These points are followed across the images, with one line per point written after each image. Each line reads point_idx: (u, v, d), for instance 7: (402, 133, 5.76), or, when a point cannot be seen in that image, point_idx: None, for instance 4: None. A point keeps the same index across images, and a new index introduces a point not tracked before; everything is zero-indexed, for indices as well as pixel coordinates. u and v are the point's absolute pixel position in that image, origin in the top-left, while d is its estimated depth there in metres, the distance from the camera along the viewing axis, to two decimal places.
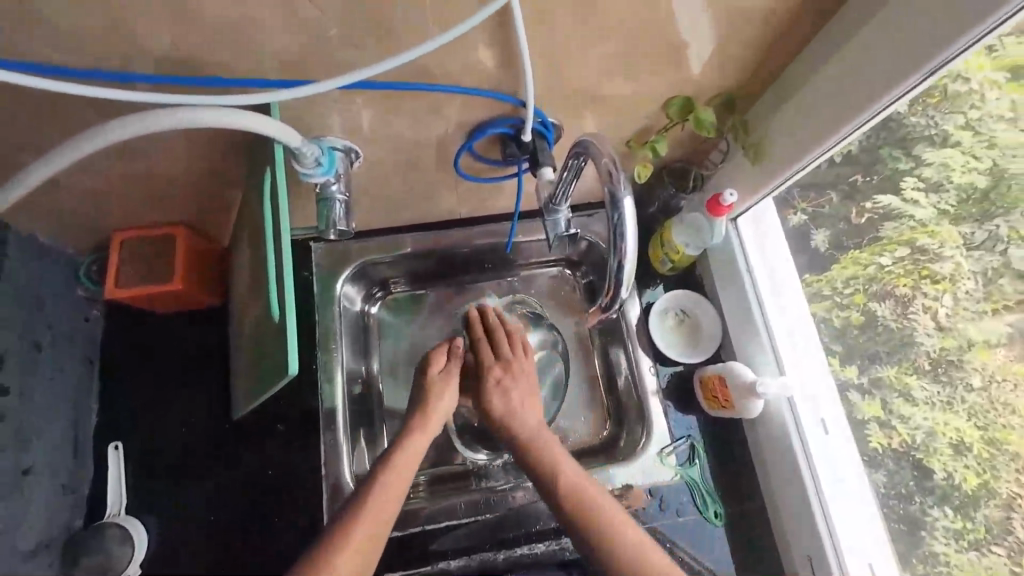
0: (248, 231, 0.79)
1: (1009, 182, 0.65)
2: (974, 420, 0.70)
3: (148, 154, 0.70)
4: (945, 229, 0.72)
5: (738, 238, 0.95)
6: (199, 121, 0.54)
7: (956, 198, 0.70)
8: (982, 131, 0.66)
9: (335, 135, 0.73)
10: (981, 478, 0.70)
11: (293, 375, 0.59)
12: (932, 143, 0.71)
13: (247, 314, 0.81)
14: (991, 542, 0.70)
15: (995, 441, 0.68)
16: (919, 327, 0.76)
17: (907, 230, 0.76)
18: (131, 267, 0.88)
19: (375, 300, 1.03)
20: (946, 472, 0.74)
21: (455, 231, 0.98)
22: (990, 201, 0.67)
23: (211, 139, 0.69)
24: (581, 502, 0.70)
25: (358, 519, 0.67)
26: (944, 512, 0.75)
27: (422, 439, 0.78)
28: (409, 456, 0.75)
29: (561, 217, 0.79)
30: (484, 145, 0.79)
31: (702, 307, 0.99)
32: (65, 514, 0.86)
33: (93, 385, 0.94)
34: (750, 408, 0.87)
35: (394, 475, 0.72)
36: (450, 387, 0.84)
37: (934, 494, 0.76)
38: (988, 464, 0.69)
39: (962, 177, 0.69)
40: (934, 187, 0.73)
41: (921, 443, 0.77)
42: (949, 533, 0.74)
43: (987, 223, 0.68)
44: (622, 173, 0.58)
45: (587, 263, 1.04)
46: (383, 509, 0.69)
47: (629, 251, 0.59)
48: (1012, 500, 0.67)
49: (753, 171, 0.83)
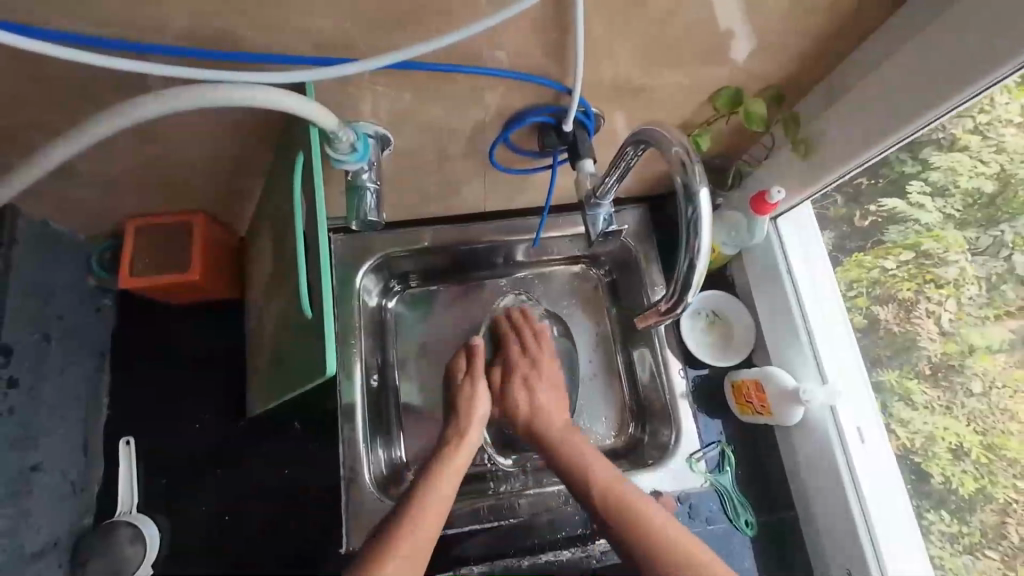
0: (269, 222, 0.75)
1: (1016, 187, 0.66)
2: (974, 425, 0.71)
3: (170, 137, 0.67)
4: (951, 234, 0.73)
5: (778, 238, 0.91)
6: (232, 100, 0.52)
7: (962, 204, 0.72)
8: (991, 136, 0.66)
9: (369, 120, 0.69)
10: (978, 482, 0.71)
11: (331, 376, 0.55)
12: (939, 147, 0.70)
13: (268, 308, 0.77)
14: (985, 547, 0.71)
15: (994, 447, 0.69)
16: (922, 332, 0.78)
17: (913, 234, 0.78)
18: (145, 255, 0.84)
19: (392, 295, 1.00)
20: (943, 477, 0.75)
21: (479, 226, 0.95)
22: (996, 207, 0.68)
23: (237, 122, 0.65)
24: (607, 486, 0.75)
25: (413, 528, 0.69)
26: (941, 516, 0.76)
27: (455, 469, 0.79)
28: (445, 478, 0.77)
29: (602, 213, 0.76)
30: (520, 135, 0.76)
31: (734, 310, 0.97)
32: (74, 513, 0.82)
33: (103, 377, 0.91)
34: (790, 416, 0.84)
35: (432, 504, 0.73)
36: (478, 393, 0.88)
37: (930, 499, 0.77)
38: (986, 469, 0.70)
39: (968, 183, 0.70)
40: (940, 192, 0.74)
41: (920, 447, 0.78)
42: (945, 537, 0.75)
43: (992, 229, 0.69)
44: (699, 163, 0.55)
45: (610, 262, 1.00)
46: (421, 533, 0.69)
47: (702, 247, 0.56)
48: (1008, 504, 0.68)
49: (799, 168, 0.80)
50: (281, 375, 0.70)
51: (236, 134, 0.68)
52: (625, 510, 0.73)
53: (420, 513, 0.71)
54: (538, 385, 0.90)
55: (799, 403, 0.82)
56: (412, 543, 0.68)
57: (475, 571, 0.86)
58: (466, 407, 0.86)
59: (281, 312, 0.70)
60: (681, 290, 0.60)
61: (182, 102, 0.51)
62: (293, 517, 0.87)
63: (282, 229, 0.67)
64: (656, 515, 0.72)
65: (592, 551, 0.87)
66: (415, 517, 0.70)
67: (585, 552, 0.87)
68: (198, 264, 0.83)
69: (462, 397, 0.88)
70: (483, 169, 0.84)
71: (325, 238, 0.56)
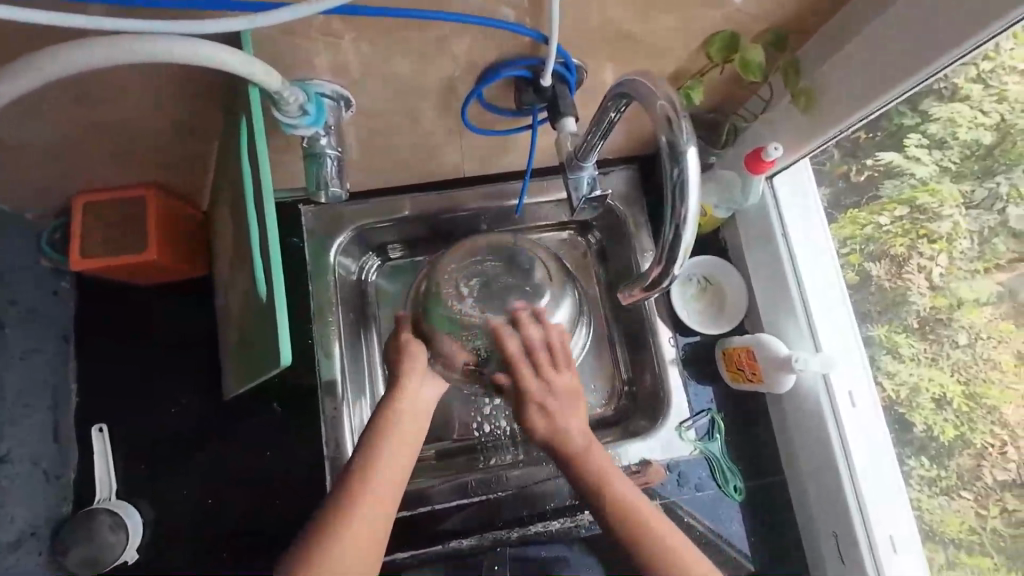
0: (226, 194, 0.70)
1: (1016, 137, 0.63)
2: (958, 376, 0.72)
3: (103, 97, 0.61)
4: (946, 187, 0.71)
5: (773, 199, 0.87)
6: (155, 54, 0.46)
7: (958, 155, 0.69)
8: (992, 84, 0.63)
9: (321, 79, 0.63)
10: (958, 430, 0.72)
11: (286, 365, 0.52)
12: (940, 98, 0.67)
13: (233, 287, 0.72)
14: (960, 488, 0.72)
15: (975, 396, 0.70)
16: (913, 287, 0.76)
17: (908, 188, 0.75)
18: (97, 233, 0.78)
19: (372, 269, 0.94)
20: (925, 425, 0.76)
21: (458, 192, 0.89)
22: (993, 158, 0.66)
23: (176, 79, 0.59)
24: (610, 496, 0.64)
25: (360, 495, 0.63)
26: (920, 461, 0.77)
27: (409, 434, 0.72)
28: (394, 441, 0.70)
29: (586, 176, 0.69)
30: (496, 91, 0.69)
31: (727, 276, 0.93)
32: (50, 502, 0.81)
33: (69, 363, 0.87)
34: (781, 383, 0.82)
35: (384, 466, 0.67)
36: (420, 356, 0.77)
37: (912, 446, 0.78)
38: (965, 417, 0.71)
39: (967, 134, 0.67)
40: (937, 143, 0.70)
41: (905, 398, 0.78)
42: (923, 481, 0.77)
43: (988, 181, 0.67)
44: (686, 119, 0.50)
45: (601, 227, 0.95)
46: (374, 507, 0.63)
47: (688, 213, 0.51)
48: (985, 449, 0.69)
49: (797, 122, 0.74)
50: (249, 359, 0.67)
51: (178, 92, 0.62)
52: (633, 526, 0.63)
53: (367, 471, 0.65)
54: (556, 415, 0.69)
55: (789, 370, 0.80)
56: (361, 524, 0.62)
57: (464, 543, 0.86)
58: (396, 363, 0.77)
59: (245, 295, 0.65)
60: (668, 257, 0.55)
61: (96, 57, 0.45)
62: (278, 500, 0.86)
63: (238, 205, 0.62)
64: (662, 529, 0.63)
65: (581, 521, 0.87)
66: (361, 491, 0.64)
67: (574, 522, 0.87)
68: (154, 241, 0.78)
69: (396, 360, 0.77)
70: (458, 131, 0.78)
71: (272, 212, 0.51)
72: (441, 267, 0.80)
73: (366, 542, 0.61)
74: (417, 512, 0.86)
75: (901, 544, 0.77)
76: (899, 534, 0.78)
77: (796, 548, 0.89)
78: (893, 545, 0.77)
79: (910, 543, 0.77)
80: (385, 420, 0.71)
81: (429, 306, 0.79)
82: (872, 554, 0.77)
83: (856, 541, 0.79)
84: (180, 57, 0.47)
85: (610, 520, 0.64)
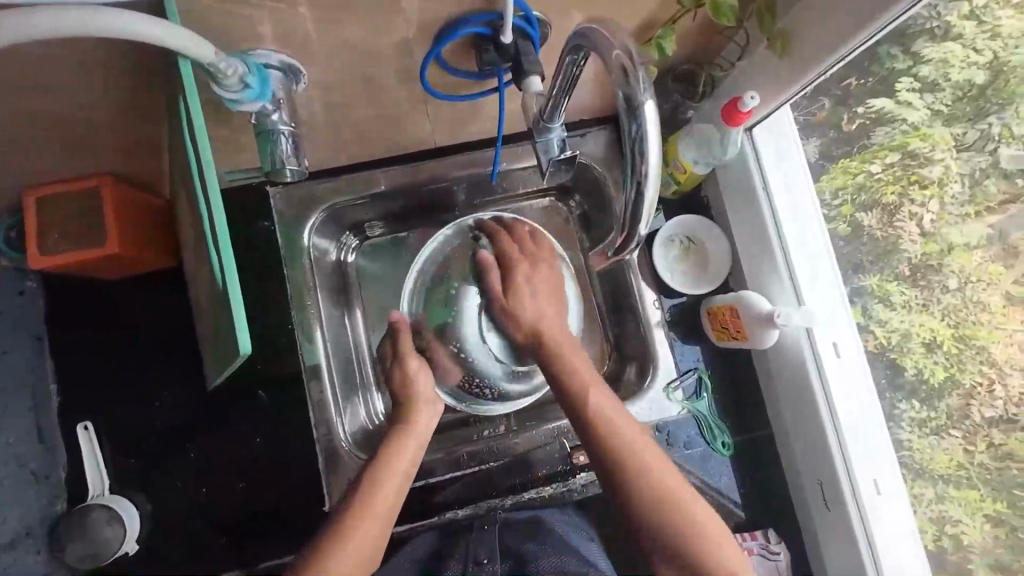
0: (181, 179, 0.67)
1: (1009, 75, 0.62)
2: (948, 319, 0.71)
3: (34, 82, 0.57)
4: (937, 131, 0.69)
5: (754, 150, 0.84)
6: (54, 27, 0.42)
7: (951, 97, 0.66)
8: (986, 20, 0.62)
9: (265, 48, 0.60)
10: (948, 371, 0.72)
11: (246, 355, 0.53)
12: (933, 37, 0.65)
13: (200, 275, 0.70)
14: (950, 427, 0.72)
15: (964, 338, 0.70)
16: (904, 235, 0.74)
17: (899, 135, 0.72)
18: (53, 227, 0.75)
19: (350, 248, 0.92)
20: (916, 369, 0.75)
21: (431, 162, 0.86)
22: (985, 98, 0.64)
23: (109, 55, 0.55)
24: (648, 478, 0.64)
25: (369, 505, 0.68)
26: (911, 404, 0.77)
27: (413, 444, 0.74)
28: (397, 453, 0.73)
29: (555, 137, 0.66)
30: (455, 51, 0.65)
31: (710, 235, 0.92)
32: (42, 502, 0.81)
33: (45, 363, 0.86)
34: (765, 338, 0.81)
35: (390, 480, 0.70)
36: (415, 372, 0.81)
37: (903, 391, 0.77)
38: (956, 358, 0.71)
39: (960, 75, 0.65)
40: (929, 86, 0.68)
41: (896, 344, 0.77)
42: (914, 423, 0.77)
43: (980, 122, 0.65)
44: (642, 68, 0.47)
45: (580, 191, 0.93)
46: (373, 521, 0.67)
47: (650, 170, 0.49)
48: (973, 389, 0.69)
49: (773, 68, 0.71)
50: (222, 350, 0.66)
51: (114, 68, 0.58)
52: (681, 519, 0.63)
53: (376, 484, 0.70)
54: (571, 367, 0.71)
55: (772, 326, 0.79)
56: (360, 537, 0.66)
57: (461, 514, 0.87)
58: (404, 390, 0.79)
59: (210, 284, 0.63)
60: (632, 219, 0.52)
61: None
62: (274, 483, 0.87)
63: (192, 191, 0.59)
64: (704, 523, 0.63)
65: (573, 485, 0.87)
66: (365, 506, 0.68)
67: (566, 486, 0.87)
68: (115, 233, 0.75)
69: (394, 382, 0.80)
70: (422, 99, 0.75)
71: (221, 206, 0.51)
72: (452, 263, 0.90)
73: (369, 546, 0.66)
74: (414, 485, 0.86)
75: (884, 485, 0.79)
76: (883, 477, 0.79)
77: (784, 497, 0.91)
78: (878, 490, 0.78)
79: (893, 481, 0.79)
80: (394, 435, 0.75)
81: (433, 308, 0.90)
82: (856, 501, 0.79)
83: (842, 495, 0.80)
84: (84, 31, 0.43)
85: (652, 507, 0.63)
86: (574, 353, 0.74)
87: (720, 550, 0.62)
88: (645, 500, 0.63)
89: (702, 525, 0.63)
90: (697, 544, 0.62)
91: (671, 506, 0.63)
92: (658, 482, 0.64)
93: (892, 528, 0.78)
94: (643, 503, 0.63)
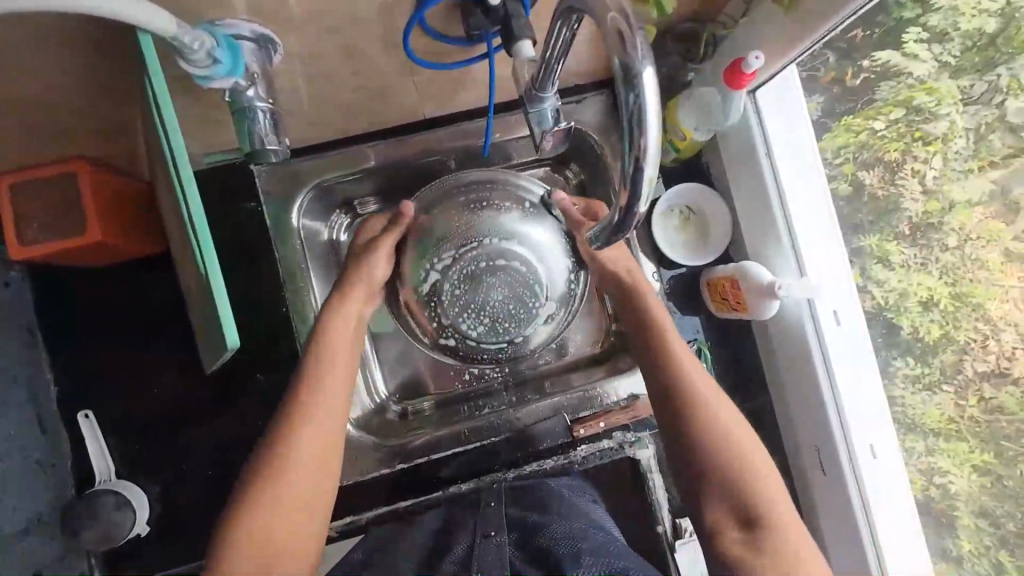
0: (158, 161, 0.65)
1: (1021, 21, 0.59)
2: (946, 278, 0.69)
3: None
4: (944, 84, 0.66)
5: (759, 119, 0.81)
6: None
7: (960, 48, 0.64)
8: None
9: (235, 19, 0.58)
10: (942, 329, 0.71)
11: (232, 345, 0.55)
12: None
13: (185, 261, 0.68)
14: (943, 383, 0.71)
15: (962, 296, 0.68)
16: (906, 194, 0.72)
17: (905, 89, 0.70)
18: (29, 215, 0.73)
19: (342, 227, 0.87)
20: (912, 327, 0.74)
21: (426, 135, 0.82)
22: (995, 48, 0.62)
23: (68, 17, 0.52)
24: (683, 376, 0.68)
25: (295, 445, 0.63)
26: (905, 361, 0.76)
27: (344, 357, 0.70)
28: (330, 373, 0.68)
29: (549, 107, 0.63)
30: (440, 18, 0.63)
31: (712, 203, 0.90)
32: (51, 488, 0.83)
33: (39, 354, 0.86)
34: (765, 310, 0.80)
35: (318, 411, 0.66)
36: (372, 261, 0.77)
37: (900, 347, 0.76)
38: (952, 316, 0.69)
39: (971, 23, 0.62)
40: (939, 37, 0.65)
41: (893, 303, 0.75)
42: (908, 378, 0.76)
43: (988, 74, 0.63)
44: (641, 34, 0.43)
45: (578, 160, 0.89)
46: (305, 463, 0.63)
47: (650, 143, 0.45)
48: (968, 345, 0.68)
49: (775, 22, 0.68)
50: (214, 338, 0.66)
51: (82, 19, 0.54)
52: (712, 417, 0.66)
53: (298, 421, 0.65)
54: (646, 313, 0.74)
55: (773, 298, 0.78)
56: (307, 446, 0.64)
57: (463, 488, 0.86)
58: (355, 275, 0.76)
59: (196, 275, 0.63)
60: (631, 195, 0.49)
61: None
62: None
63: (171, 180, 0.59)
64: (735, 421, 0.66)
65: (574, 457, 0.87)
66: (291, 440, 0.64)
67: (568, 459, 0.87)
68: (93, 215, 0.72)
69: (357, 259, 0.77)
70: (409, 68, 0.71)
71: (197, 197, 0.51)
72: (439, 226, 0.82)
73: (307, 488, 0.63)
74: (417, 463, 0.87)
75: (880, 449, 0.79)
76: (879, 442, 0.80)
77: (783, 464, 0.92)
78: (874, 454, 0.79)
79: (889, 444, 0.79)
80: (337, 306, 0.73)
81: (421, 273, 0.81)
82: (852, 463, 0.79)
83: (838, 458, 0.80)
84: (37, 11, 0.40)
85: (687, 397, 0.67)
86: (637, 299, 0.76)
87: (748, 453, 0.65)
88: (723, 448, 0.64)
89: (731, 423, 0.66)
90: (725, 438, 0.65)
91: (699, 399, 0.67)
92: (724, 422, 0.66)
93: (886, 496, 0.78)
94: (723, 450, 0.64)
